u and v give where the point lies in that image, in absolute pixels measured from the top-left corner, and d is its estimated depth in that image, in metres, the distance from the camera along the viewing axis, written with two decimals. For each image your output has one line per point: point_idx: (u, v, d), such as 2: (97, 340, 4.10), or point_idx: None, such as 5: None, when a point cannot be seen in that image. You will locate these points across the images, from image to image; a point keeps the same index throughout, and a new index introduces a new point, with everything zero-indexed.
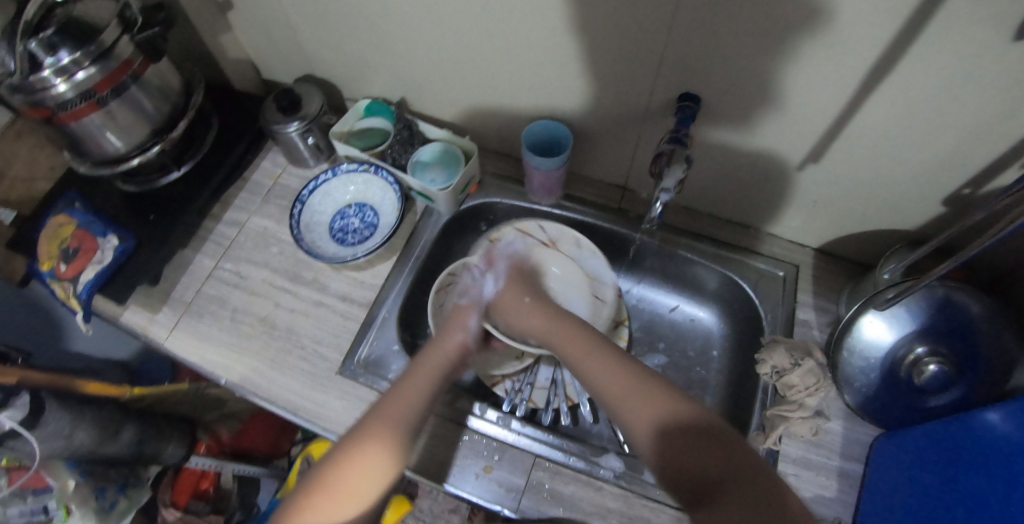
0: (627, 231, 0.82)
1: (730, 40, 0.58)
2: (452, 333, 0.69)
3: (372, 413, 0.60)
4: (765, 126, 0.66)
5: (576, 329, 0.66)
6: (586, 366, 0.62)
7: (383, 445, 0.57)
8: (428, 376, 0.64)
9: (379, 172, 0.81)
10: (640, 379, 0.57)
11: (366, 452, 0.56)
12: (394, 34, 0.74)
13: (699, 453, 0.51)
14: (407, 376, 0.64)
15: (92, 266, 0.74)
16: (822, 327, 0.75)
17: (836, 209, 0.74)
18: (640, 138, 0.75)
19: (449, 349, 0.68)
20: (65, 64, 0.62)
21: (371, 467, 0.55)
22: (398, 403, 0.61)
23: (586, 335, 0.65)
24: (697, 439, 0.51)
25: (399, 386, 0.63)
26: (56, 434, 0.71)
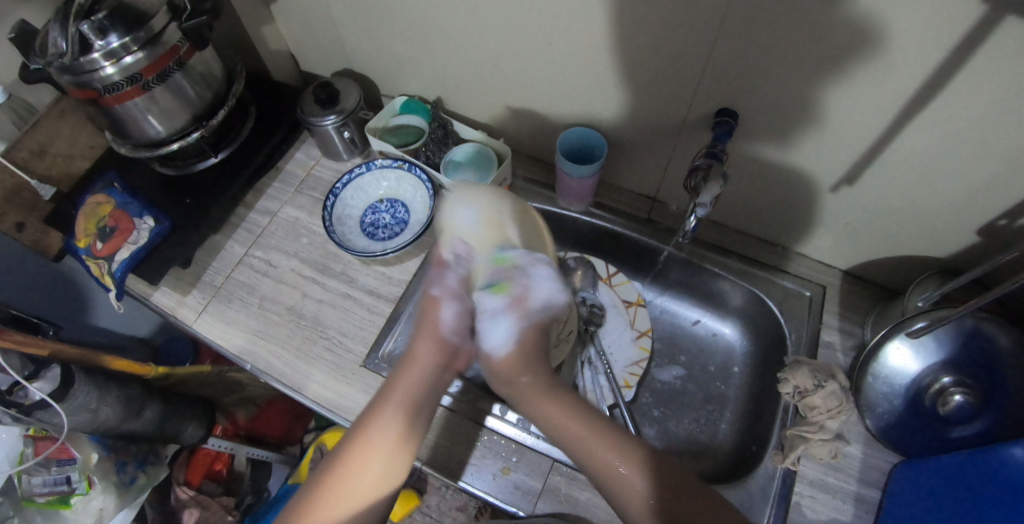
0: (656, 242, 0.82)
1: (772, 58, 0.58)
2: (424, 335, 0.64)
3: (358, 427, 0.59)
4: (802, 144, 0.66)
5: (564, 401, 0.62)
6: (586, 447, 0.59)
7: (376, 455, 0.57)
8: (412, 380, 0.62)
9: (412, 170, 0.81)
10: (655, 467, 0.57)
11: (345, 471, 0.56)
12: (435, 34, 0.75)
13: None
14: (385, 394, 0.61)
15: (127, 246, 0.75)
16: (846, 350, 0.74)
17: (867, 232, 0.73)
18: (674, 151, 0.75)
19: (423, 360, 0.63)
20: (114, 48, 0.63)
21: (353, 488, 0.56)
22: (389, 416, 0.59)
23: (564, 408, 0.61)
24: (699, 514, 0.54)
25: (382, 399, 0.61)
26: (83, 407, 0.73)
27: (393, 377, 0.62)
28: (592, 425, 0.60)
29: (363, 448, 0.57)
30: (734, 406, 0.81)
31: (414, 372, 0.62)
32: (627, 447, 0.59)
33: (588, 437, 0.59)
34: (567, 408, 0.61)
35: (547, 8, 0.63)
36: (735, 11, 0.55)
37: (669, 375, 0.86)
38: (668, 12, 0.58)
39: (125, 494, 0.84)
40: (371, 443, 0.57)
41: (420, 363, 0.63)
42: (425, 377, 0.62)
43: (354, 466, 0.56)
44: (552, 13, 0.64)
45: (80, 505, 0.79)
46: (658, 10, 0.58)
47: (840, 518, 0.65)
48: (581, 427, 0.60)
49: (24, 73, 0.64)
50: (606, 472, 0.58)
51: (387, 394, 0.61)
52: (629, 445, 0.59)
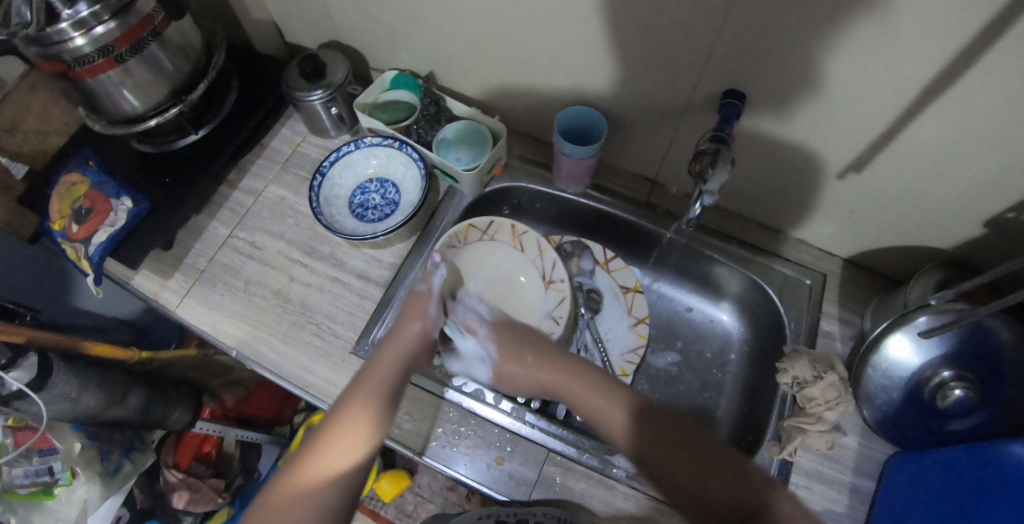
0: (657, 228, 0.79)
1: (783, 38, 0.55)
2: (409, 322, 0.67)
3: (344, 402, 0.61)
4: (809, 129, 0.63)
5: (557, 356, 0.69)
6: (592, 405, 0.64)
7: (352, 431, 0.59)
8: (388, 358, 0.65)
9: (403, 148, 0.78)
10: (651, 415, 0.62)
11: (331, 442, 0.59)
12: (427, 5, 0.70)
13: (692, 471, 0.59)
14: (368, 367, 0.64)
15: (104, 228, 0.72)
16: (846, 340, 0.73)
17: (871, 220, 0.71)
18: (677, 134, 0.72)
19: (405, 341, 0.66)
20: (83, 17, 0.60)
21: (339, 455, 0.58)
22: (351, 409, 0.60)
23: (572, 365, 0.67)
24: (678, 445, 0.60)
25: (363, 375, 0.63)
26: (63, 396, 0.71)
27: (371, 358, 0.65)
28: (568, 368, 0.67)
29: (348, 418, 0.60)
30: (731, 393, 0.80)
31: (396, 346, 0.66)
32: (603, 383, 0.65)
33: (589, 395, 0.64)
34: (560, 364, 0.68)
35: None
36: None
37: (663, 361, 0.85)
38: None
39: (110, 482, 0.82)
40: (357, 408, 0.60)
41: (402, 338, 0.66)
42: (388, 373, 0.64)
43: (327, 444, 0.59)
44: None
45: (63, 496, 0.77)
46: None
47: (836, 508, 0.65)
48: (579, 387, 0.65)
49: None
50: (583, 400, 0.65)
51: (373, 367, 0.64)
52: (593, 376, 0.66)
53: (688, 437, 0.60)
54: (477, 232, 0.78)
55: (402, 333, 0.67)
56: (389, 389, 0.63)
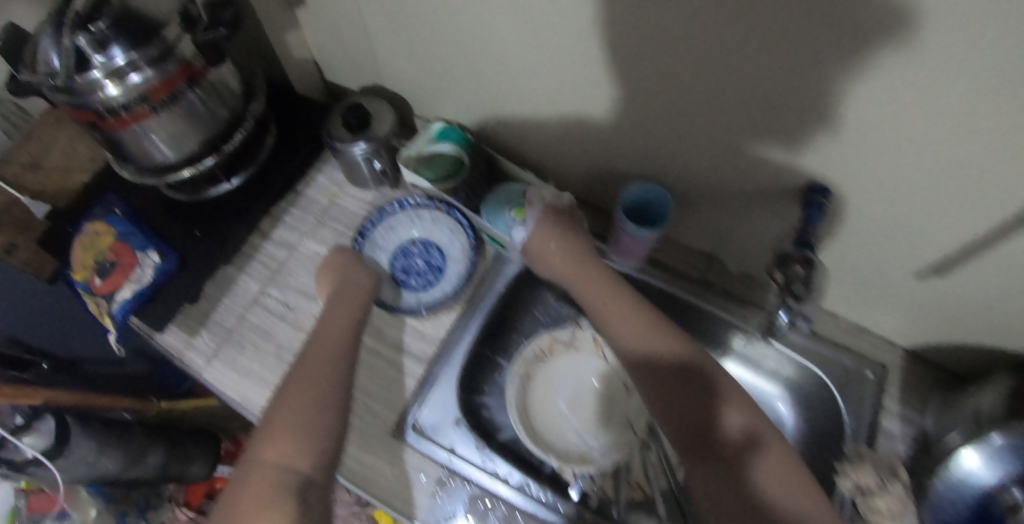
0: (712, 310, 0.74)
1: (884, 158, 0.49)
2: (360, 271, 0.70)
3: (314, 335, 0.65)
4: (900, 231, 0.58)
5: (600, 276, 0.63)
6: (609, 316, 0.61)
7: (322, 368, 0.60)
8: (349, 298, 0.67)
9: (450, 211, 0.76)
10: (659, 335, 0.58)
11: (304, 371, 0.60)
12: (487, 64, 0.65)
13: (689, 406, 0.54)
14: (330, 308, 0.66)
15: (129, 285, 0.67)
16: (906, 440, 0.70)
17: (942, 319, 0.68)
18: (745, 218, 0.67)
19: (354, 295, 0.67)
20: (119, 66, 0.55)
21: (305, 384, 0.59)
22: (302, 383, 0.59)
23: (609, 286, 0.62)
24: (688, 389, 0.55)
25: (326, 314, 0.66)
26: (81, 460, 0.67)
27: (329, 305, 0.67)
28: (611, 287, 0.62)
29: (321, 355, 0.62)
30: None
31: (347, 292, 0.68)
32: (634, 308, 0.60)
33: (607, 304, 0.61)
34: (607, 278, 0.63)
35: (620, 67, 0.54)
36: (851, 108, 0.46)
37: None
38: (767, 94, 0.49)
39: None
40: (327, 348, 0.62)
41: (358, 282, 0.69)
42: (338, 340, 0.63)
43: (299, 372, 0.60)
44: (626, 72, 0.54)
45: None
46: (754, 90, 0.49)
47: None
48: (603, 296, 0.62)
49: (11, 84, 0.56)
50: (602, 309, 0.61)
51: (331, 309, 0.66)
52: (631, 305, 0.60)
53: (698, 383, 0.55)
54: (561, 345, 0.73)
55: (354, 281, 0.69)
56: (345, 357, 0.62)
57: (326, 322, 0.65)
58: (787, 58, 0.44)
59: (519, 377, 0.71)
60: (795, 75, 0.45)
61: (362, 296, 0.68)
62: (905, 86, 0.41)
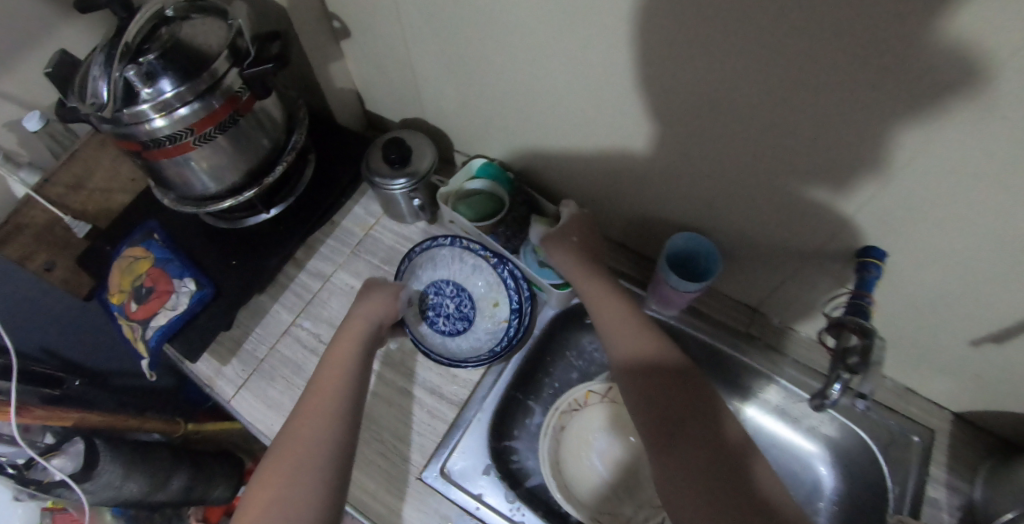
0: (753, 363, 0.72)
1: (945, 222, 0.48)
2: (362, 311, 0.66)
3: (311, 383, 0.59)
4: (963, 300, 0.56)
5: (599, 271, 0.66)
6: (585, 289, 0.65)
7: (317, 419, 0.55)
8: (350, 337, 0.63)
9: (498, 267, 0.74)
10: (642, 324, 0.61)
11: (298, 426, 0.55)
12: (533, 106, 0.65)
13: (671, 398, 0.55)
14: (331, 349, 0.62)
15: (165, 311, 0.67)
16: (953, 511, 0.67)
17: (995, 387, 0.65)
18: (793, 275, 0.65)
19: (357, 333, 0.64)
20: (167, 99, 0.56)
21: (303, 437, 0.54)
22: (298, 439, 0.54)
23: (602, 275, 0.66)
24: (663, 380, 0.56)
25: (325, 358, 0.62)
26: (108, 485, 0.66)
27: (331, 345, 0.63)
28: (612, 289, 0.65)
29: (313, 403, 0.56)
30: None
31: (347, 334, 0.63)
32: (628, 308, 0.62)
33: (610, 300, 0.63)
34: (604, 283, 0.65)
35: (667, 115, 0.54)
36: (911, 170, 0.45)
37: None
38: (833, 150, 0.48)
39: None
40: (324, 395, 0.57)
41: (362, 317, 0.65)
42: (347, 371, 0.60)
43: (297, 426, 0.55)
44: (672, 121, 0.54)
45: None
46: (806, 147, 0.48)
47: None
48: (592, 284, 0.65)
49: (60, 113, 0.57)
50: (599, 304, 0.63)
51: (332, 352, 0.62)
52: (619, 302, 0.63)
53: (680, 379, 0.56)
54: (597, 396, 0.71)
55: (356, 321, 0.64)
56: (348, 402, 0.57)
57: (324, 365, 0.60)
58: (842, 118, 0.43)
59: (553, 428, 0.69)
60: (859, 132, 0.44)
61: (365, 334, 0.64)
62: (975, 144, 0.40)
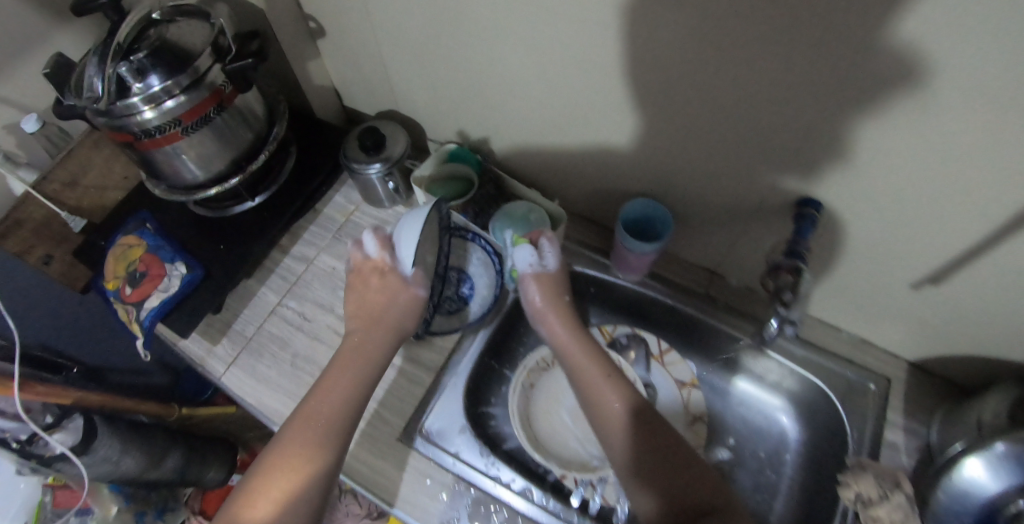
0: (714, 322, 0.76)
1: (861, 162, 0.52)
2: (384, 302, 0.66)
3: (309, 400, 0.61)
4: (896, 240, 0.60)
5: (586, 344, 0.68)
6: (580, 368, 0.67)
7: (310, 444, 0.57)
8: (355, 360, 0.64)
9: (487, 233, 0.74)
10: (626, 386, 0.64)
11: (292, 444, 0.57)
12: (493, 89, 0.70)
13: (671, 471, 0.58)
14: (336, 365, 0.63)
15: (157, 293, 0.72)
16: (911, 453, 0.70)
17: (942, 331, 0.68)
18: (742, 234, 0.69)
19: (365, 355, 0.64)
20: (155, 92, 0.61)
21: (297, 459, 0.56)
22: (290, 455, 0.57)
23: (592, 350, 0.68)
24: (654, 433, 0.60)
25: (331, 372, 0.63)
26: (104, 459, 0.71)
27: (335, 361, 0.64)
28: (591, 353, 0.67)
29: (309, 426, 0.58)
30: (785, 499, 0.74)
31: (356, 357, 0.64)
32: (616, 378, 0.65)
33: (598, 378, 0.65)
34: (589, 349, 0.68)
35: (609, 83, 0.59)
36: (833, 116, 0.49)
37: (718, 458, 0.78)
38: (756, 103, 0.52)
39: None
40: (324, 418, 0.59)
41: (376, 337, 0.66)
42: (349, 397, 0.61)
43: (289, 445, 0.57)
44: (613, 88, 0.59)
45: None
46: (733, 101, 0.53)
47: None
48: (591, 370, 0.66)
49: (58, 110, 0.63)
50: (587, 375, 0.66)
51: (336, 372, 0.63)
52: (605, 360, 0.67)
53: (678, 450, 0.59)
54: None
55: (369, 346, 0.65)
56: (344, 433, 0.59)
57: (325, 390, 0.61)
58: (764, 69, 0.48)
59: (522, 387, 0.76)
60: (774, 81, 0.49)
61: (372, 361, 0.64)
62: (886, 82, 0.44)
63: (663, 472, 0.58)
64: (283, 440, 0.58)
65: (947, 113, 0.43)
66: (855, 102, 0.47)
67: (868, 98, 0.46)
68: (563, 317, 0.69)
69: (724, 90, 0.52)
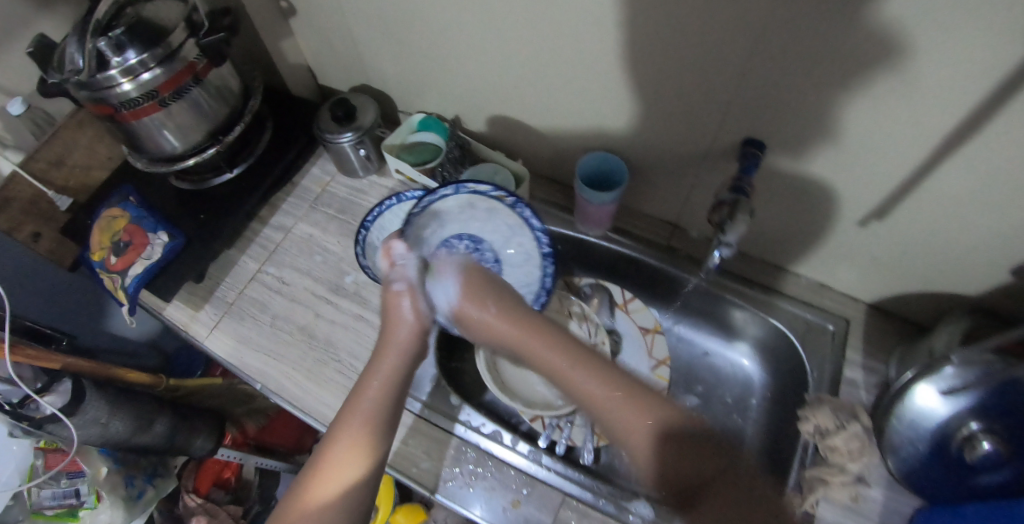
0: (675, 270, 0.79)
1: (793, 92, 0.55)
2: (397, 319, 0.61)
3: (336, 427, 0.55)
4: (837, 174, 0.62)
5: (540, 323, 0.60)
6: (528, 350, 0.59)
7: (345, 469, 0.53)
8: (380, 376, 0.58)
9: (515, 205, 0.74)
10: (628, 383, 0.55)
11: (328, 473, 0.52)
12: (455, 53, 0.74)
13: (678, 455, 0.53)
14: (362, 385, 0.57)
15: (141, 260, 0.75)
16: (869, 388, 0.72)
17: (893, 267, 0.71)
18: (696, 181, 0.72)
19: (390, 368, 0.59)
20: (132, 64, 0.64)
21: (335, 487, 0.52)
22: (326, 485, 0.52)
23: (535, 319, 0.61)
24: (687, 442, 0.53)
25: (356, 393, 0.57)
26: (94, 422, 0.73)
27: (363, 380, 0.58)
28: (533, 323, 0.60)
29: (344, 451, 0.53)
30: (750, 440, 0.79)
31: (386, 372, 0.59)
32: (587, 358, 0.57)
33: (566, 365, 0.57)
34: (550, 334, 0.58)
35: (560, 34, 0.62)
36: (765, 44, 0.52)
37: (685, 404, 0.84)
38: (693, 39, 0.55)
39: (133, 507, 0.84)
40: (355, 442, 0.54)
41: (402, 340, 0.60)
42: (376, 419, 0.55)
43: (322, 477, 0.52)
44: (564, 38, 0.62)
45: (87, 518, 0.79)
46: (674, 39, 0.56)
47: None
48: (544, 349, 0.58)
49: (41, 87, 0.65)
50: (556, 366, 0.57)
51: (363, 390, 0.57)
52: (568, 342, 0.58)
53: (698, 441, 0.53)
54: None
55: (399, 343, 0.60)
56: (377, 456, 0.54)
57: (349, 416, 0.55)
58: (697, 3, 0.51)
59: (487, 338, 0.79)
60: (708, 13, 0.52)
61: (399, 374, 0.59)
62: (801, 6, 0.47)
63: (670, 457, 0.53)
64: (315, 469, 0.53)
65: (879, 36, 0.47)
66: (791, 30, 0.49)
67: (802, 28, 0.49)
68: (504, 300, 0.62)
69: (673, 29, 0.55)
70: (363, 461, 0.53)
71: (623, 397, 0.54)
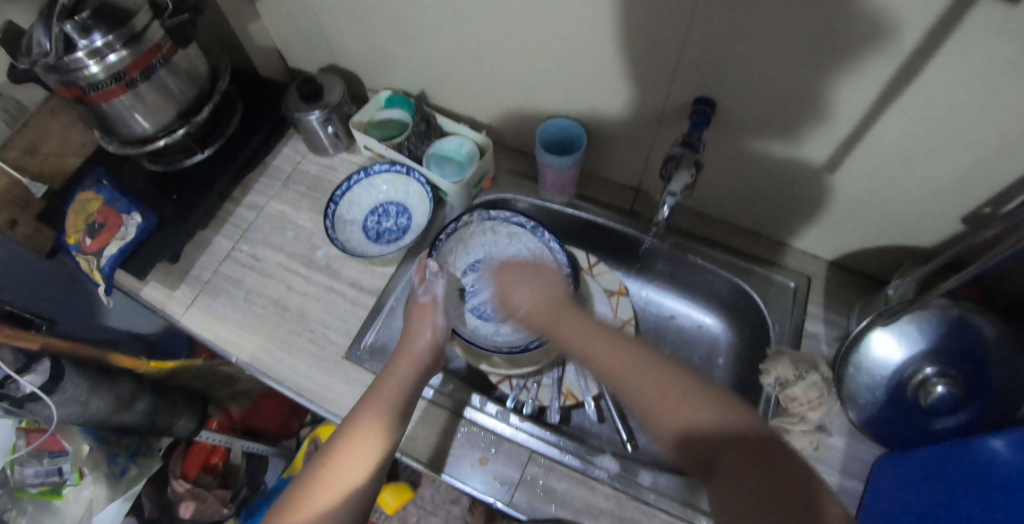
0: (637, 233, 0.81)
1: (733, 46, 0.57)
2: (419, 333, 0.69)
3: (348, 423, 0.62)
4: (784, 127, 0.64)
5: (593, 326, 0.65)
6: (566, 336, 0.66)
7: (361, 455, 0.59)
8: (395, 377, 0.65)
9: (536, 229, 0.80)
10: (662, 369, 0.57)
11: (344, 453, 0.59)
12: (414, 27, 0.75)
13: (719, 445, 0.51)
14: (379, 381, 0.65)
15: (115, 242, 0.76)
16: (830, 340, 0.73)
17: (847, 222, 0.72)
18: (653, 144, 0.74)
19: (416, 355, 0.67)
20: (98, 47, 0.64)
21: (347, 470, 0.59)
22: (342, 469, 0.59)
23: (578, 316, 0.67)
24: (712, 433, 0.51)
25: (375, 388, 0.64)
26: (73, 399, 0.75)
27: (378, 378, 0.65)
28: (584, 320, 0.66)
29: (357, 440, 0.60)
30: None
31: (406, 360, 0.67)
32: (640, 351, 0.60)
33: (605, 353, 0.61)
34: (598, 328, 0.64)
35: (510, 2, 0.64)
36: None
37: None
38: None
39: (116, 484, 0.87)
40: (374, 420, 0.61)
41: (420, 343, 0.68)
42: (396, 409, 0.62)
43: (341, 460, 0.59)
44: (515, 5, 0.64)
45: (71, 494, 0.82)
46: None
47: None
48: (601, 341, 0.63)
49: (10, 73, 0.65)
50: (600, 354, 0.62)
51: (378, 389, 0.64)
52: (618, 339, 0.62)
53: (728, 431, 0.51)
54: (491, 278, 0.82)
55: (415, 343, 0.68)
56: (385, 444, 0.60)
57: (365, 410, 0.61)
58: None
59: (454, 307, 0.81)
60: None
61: (413, 374, 0.66)
62: None
63: (715, 446, 0.51)
64: (328, 455, 0.60)
65: None
66: None
67: None
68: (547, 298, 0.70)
69: None
70: (376, 445, 0.60)
71: (652, 374, 0.57)
